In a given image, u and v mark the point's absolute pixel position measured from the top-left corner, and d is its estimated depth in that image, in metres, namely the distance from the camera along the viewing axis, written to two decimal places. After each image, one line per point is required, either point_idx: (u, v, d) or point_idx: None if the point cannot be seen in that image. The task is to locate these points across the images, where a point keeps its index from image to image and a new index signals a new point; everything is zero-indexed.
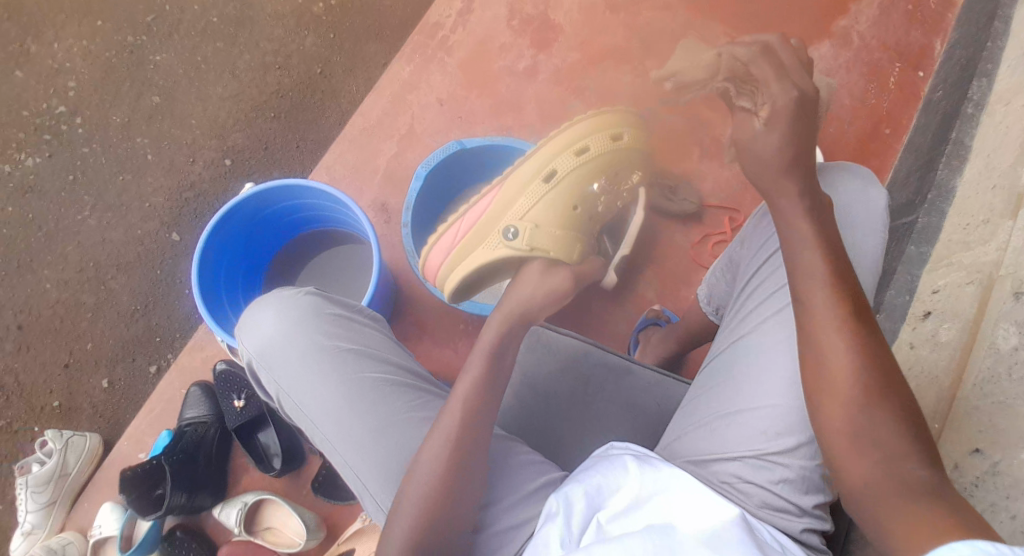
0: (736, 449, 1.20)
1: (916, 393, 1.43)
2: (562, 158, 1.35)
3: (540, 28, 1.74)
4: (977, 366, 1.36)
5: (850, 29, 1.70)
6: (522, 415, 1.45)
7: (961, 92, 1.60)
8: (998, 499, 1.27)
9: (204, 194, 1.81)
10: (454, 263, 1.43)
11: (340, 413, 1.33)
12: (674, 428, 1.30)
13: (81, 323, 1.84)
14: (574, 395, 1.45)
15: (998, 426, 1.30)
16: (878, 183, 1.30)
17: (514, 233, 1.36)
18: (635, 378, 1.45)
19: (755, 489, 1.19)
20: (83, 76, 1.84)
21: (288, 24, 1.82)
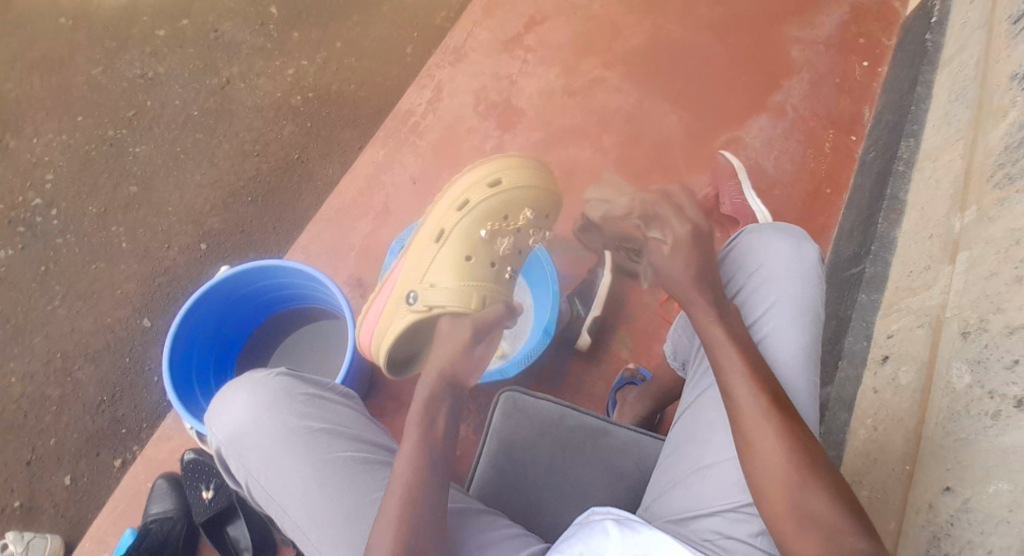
0: (712, 505, 1.30)
1: (884, 436, 1.51)
2: (444, 217, 1.50)
3: (505, 111, 1.86)
4: (936, 405, 1.44)
5: (784, 102, 1.89)
6: (499, 485, 1.45)
7: (892, 152, 1.77)
8: (973, 535, 1.31)
9: (178, 278, 1.84)
10: (377, 344, 1.51)
11: (312, 496, 1.35)
12: (653, 489, 1.38)
13: (46, 418, 1.78)
14: (552, 462, 1.45)
15: (964, 463, 1.37)
16: (811, 244, 1.40)
17: (414, 297, 1.47)
18: (612, 439, 1.47)
19: (735, 543, 1.27)
20: (61, 169, 1.91)
21: (266, 115, 1.94)
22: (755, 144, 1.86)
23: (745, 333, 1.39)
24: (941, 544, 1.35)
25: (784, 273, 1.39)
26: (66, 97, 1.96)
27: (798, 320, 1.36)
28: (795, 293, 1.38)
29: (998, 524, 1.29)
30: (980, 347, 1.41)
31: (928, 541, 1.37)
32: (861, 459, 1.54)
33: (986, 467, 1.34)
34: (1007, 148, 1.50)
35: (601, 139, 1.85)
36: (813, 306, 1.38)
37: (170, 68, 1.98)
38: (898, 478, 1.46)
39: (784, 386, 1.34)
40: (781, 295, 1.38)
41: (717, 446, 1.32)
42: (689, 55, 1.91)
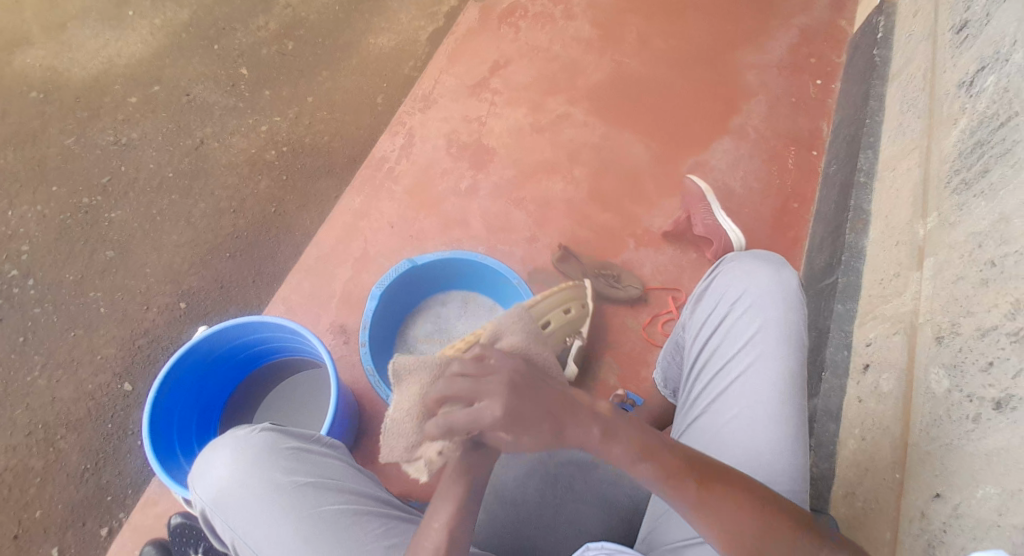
0: None
1: (874, 445, 1.54)
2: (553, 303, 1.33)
3: (475, 151, 1.90)
4: (919, 410, 1.47)
5: (744, 124, 1.95)
6: (494, 529, 1.45)
7: (853, 164, 1.83)
8: (966, 541, 1.32)
9: (158, 340, 1.83)
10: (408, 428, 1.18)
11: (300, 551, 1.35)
12: (650, 520, 1.41)
13: (30, 490, 1.74)
14: (543, 499, 1.46)
15: (950, 469, 1.39)
16: (790, 267, 1.43)
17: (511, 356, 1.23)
18: (603, 470, 1.47)
19: None
20: (37, 239, 1.92)
21: (241, 171, 1.96)
22: (720, 166, 1.92)
23: (731, 356, 1.41)
24: (936, 551, 1.36)
25: (766, 296, 1.42)
26: (40, 167, 1.98)
27: (783, 343, 1.39)
28: (779, 317, 1.41)
29: (989, 528, 1.30)
30: (955, 351, 1.44)
31: (925, 549, 1.38)
32: (853, 469, 1.57)
33: (973, 470, 1.35)
34: (961, 154, 1.56)
35: (572, 171, 1.89)
36: (797, 328, 1.41)
37: (144, 133, 2.01)
38: (890, 487, 1.48)
39: (773, 406, 1.36)
40: (766, 319, 1.41)
41: None
42: (649, 87, 1.98)
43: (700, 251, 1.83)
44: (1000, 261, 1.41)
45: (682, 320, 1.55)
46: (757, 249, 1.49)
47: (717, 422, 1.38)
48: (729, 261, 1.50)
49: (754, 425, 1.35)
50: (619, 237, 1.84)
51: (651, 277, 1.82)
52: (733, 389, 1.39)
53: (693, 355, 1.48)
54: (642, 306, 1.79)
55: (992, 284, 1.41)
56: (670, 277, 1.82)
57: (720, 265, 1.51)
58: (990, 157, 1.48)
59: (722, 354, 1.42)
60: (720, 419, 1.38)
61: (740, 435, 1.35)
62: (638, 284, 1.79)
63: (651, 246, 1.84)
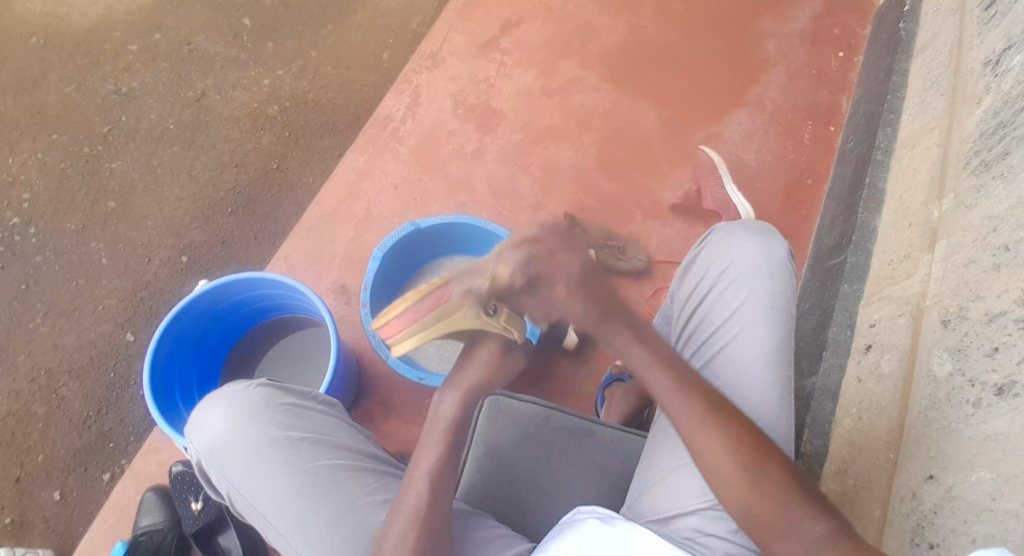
0: (692, 502, 1.30)
1: (869, 425, 1.54)
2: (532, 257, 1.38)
3: (483, 113, 1.86)
4: (919, 392, 1.46)
5: (762, 95, 1.89)
6: (484, 489, 1.46)
7: (870, 142, 1.78)
8: (957, 523, 1.33)
9: (159, 292, 1.84)
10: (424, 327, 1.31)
11: (295, 505, 1.37)
12: (636, 487, 1.39)
13: (34, 434, 1.78)
14: (536, 462, 1.48)
15: (946, 452, 1.38)
16: (780, 239, 1.40)
17: (495, 311, 1.34)
18: (595, 438, 1.50)
19: (717, 541, 1.28)
20: (38, 187, 1.90)
21: (243, 126, 1.92)
22: (734, 139, 1.87)
23: (716, 330, 1.39)
24: (925, 532, 1.37)
25: (754, 269, 1.39)
26: (40, 113, 1.95)
27: (769, 316, 1.37)
28: (767, 291, 1.38)
29: (982, 512, 1.30)
30: (960, 336, 1.42)
31: (913, 528, 1.39)
32: (846, 448, 1.57)
33: (969, 455, 1.35)
34: (981, 135, 1.51)
35: (582, 138, 1.84)
36: (784, 300, 1.38)
37: (145, 82, 1.97)
38: (882, 467, 1.48)
39: (756, 378, 1.34)
40: (751, 291, 1.38)
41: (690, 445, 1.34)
42: (664, 52, 1.91)
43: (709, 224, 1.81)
44: (1013, 246, 1.38)
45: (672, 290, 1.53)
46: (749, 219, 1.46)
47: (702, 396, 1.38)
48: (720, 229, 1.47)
49: (736, 400, 1.35)
50: (626, 208, 1.81)
51: (657, 250, 1.79)
52: (717, 362, 1.38)
53: (680, 325, 1.46)
54: (646, 279, 1.78)
55: (1004, 269, 1.38)
56: (677, 250, 1.80)
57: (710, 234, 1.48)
58: (1012, 139, 1.43)
59: (708, 326, 1.40)
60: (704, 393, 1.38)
61: None
62: (644, 256, 1.77)
63: (659, 218, 1.81)
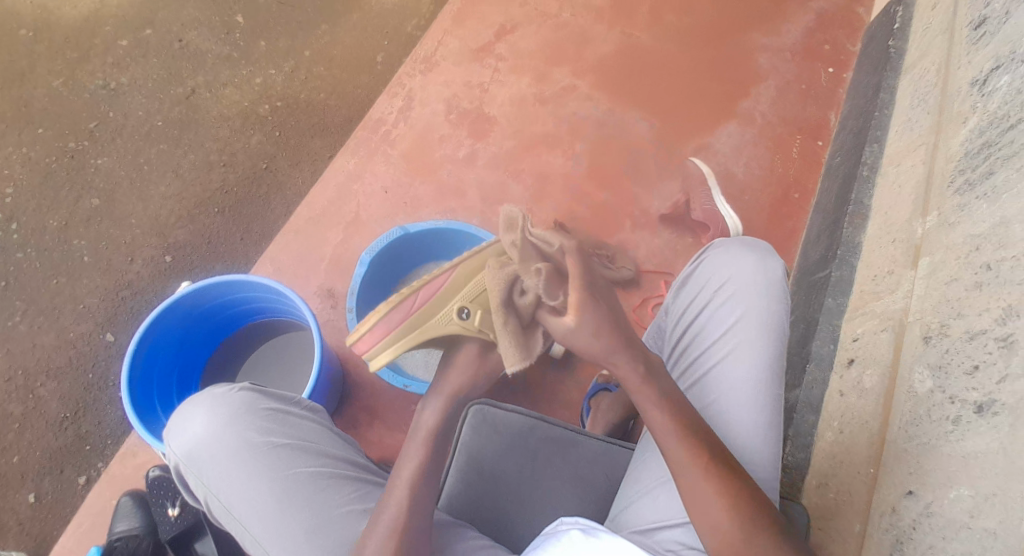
0: (675, 515, 1.33)
1: (850, 438, 1.55)
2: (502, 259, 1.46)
3: (476, 119, 1.86)
4: (900, 408, 1.48)
5: (752, 109, 1.92)
6: (468, 500, 1.46)
7: (858, 157, 1.80)
8: (935, 540, 1.35)
9: (142, 292, 1.81)
10: (397, 338, 1.41)
11: (273, 511, 1.37)
12: (621, 501, 1.41)
13: (9, 435, 1.76)
14: (521, 472, 1.47)
15: (925, 468, 1.40)
16: (777, 257, 1.43)
17: (468, 313, 1.42)
18: (582, 448, 1.49)
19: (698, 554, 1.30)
20: (21, 181, 1.87)
21: (233, 124, 1.91)
22: (724, 151, 1.89)
23: (711, 343, 1.42)
24: (904, 548, 1.39)
25: (749, 286, 1.43)
26: (26, 108, 1.92)
27: (766, 332, 1.40)
28: (763, 308, 1.41)
29: (960, 529, 1.32)
30: (941, 353, 1.44)
31: (892, 544, 1.41)
32: (827, 460, 1.59)
33: (948, 472, 1.37)
34: (967, 154, 1.53)
35: (573, 146, 1.86)
36: (781, 317, 1.41)
37: (134, 78, 1.95)
38: (862, 481, 1.50)
39: (750, 391, 1.37)
40: (749, 307, 1.41)
41: None
42: (657, 63, 1.93)
43: (697, 236, 1.83)
44: (995, 264, 1.40)
45: (666, 304, 1.56)
46: (745, 237, 1.49)
47: (696, 407, 1.41)
48: (716, 246, 1.50)
49: (730, 411, 1.38)
50: (615, 218, 1.83)
51: (644, 260, 1.82)
52: (711, 376, 1.40)
53: (675, 338, 1.49)
54: (633, 290, 1.80)
55: (986, 287, 1.40)
56: (664, 261, 1.82)
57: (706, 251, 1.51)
58: (996, 159, 1.46)
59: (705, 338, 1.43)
60: (697, 404, 1.41)
61: (719, 420, 1.38)
62: (631, 266, 1.80)
63: (647, 229, 1.83)
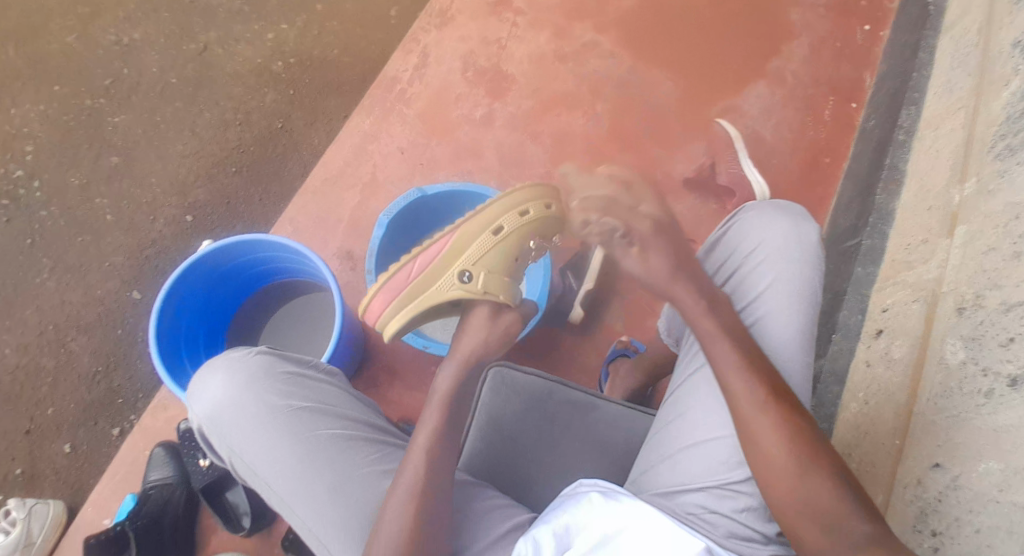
0: (699, 479, 1.31)
1: (876, 410, 1.52)
2: (508, 217, 1.44)
3: (494, 77, 1.85)
4: (931, 380, 1.43)
5: (782, 68, 1.86)
6: (490, 458, 1.47)
7: (892, 121, 1.76)
8: (961, 513, 1.31)
9: (165, 251, 1.84)
10: (403, 303, 1.44)
11: (298, 472, 1.39)
12: (642, 462, 1.39)
13: (43, 387, 1.81)
14: (541, 434, 1.48)
15: (955, 441, 1.35)
16: (812, 222, 1.37)
17: (470, 276, 1.43)
18: (601, 412, 1.50)
19: (721, 519, 1.29)
20: (41, 139, 1.91)
21: (247, 82, 1.92)
22: (752, 113, 1.84)
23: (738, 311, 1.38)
24: (928, 519, 1.35)
25: (779, 251, 1.37)
26: (42, 66, 1.95)
27: (797, 300, 1.35)
28: (794, 275, 1.36)
29: (988, 503, 1.28)
30: (975, 324, 1.39)
31: (916, 516, 1.37)
32: (851, 431, 1.55)
33: (978, 445, 1.32)
34: (1008, 118, 1.46)
35: (595, 108, 1.83)
36: (813, 284, 1.36)
37: (146, 34, 1.96)
38: (887, 452, 1.46)
39: (778, 360, 1.34)
40: (779, 273, 1.36)
41: (693, 425, 1.34)
42: (681, 19, 1.89)
43: (721, 202, 1.79)
44: None
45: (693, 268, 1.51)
46: (778, 199, 1.42)
47: None
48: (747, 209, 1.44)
49: None
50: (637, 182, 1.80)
51: None
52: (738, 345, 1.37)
53: None
54: None
55: None
56: (688, 228, 1.79)
57: (737, 214, 1.45)
58: None
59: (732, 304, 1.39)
60: None
61: None
62: None
63: (671, 194, 1.80)
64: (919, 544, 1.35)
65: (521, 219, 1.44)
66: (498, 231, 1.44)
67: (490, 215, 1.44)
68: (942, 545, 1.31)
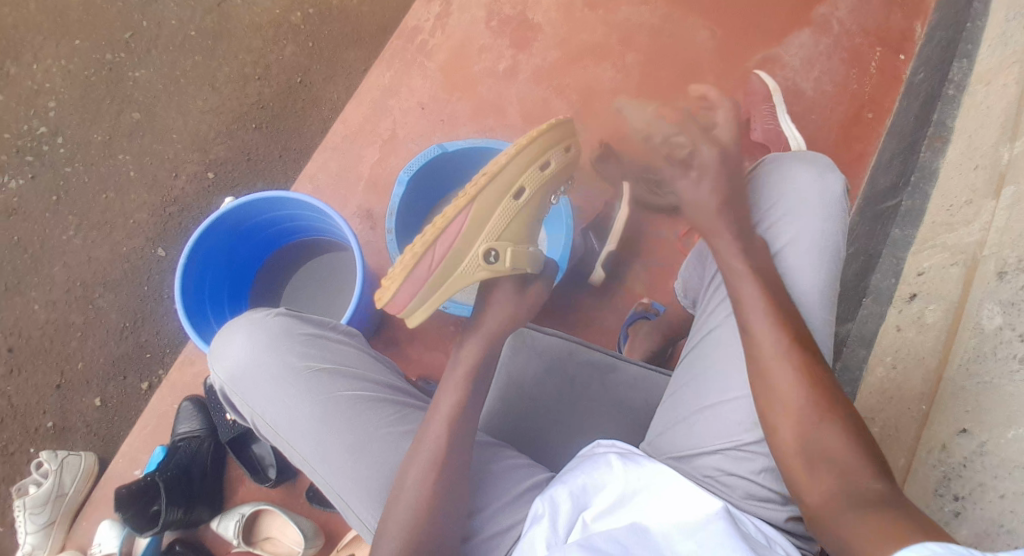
0: (714, 442, 1.26)
1: (904, 377, 1.46)
2: (529, 175, 1.31)
3: (519, 27, 1.77)
4: (963, 344, 1.39)
5: (828, 15, 1.75)
6: (507, 417, 1.45)
7: (941, 74, 1.65)
8: (985, 478, 1.30)
9: (188, 208, 1.85)
10: (429, 294, 1.30)
11: (321, 434, 1.32)
12: (657, 423, 1.34)
13: (72, 343, 1.85)
14: (561, 395, 1.45)
15: (983, 407, 1.33)
16: (837, 176, 1.31)
17: (496, 255, 1.31)
18: (620, 373, 1.47)
19: (738, 481, 1.25)
20: (63, 95, 1.90)
21: (266, 34, 1.89)
22: (793, 64, 1.75)
23: None
24: (950, 485, 1.33)
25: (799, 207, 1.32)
26: (61, 18, 1.93)
27: (817, 257, 1.29)
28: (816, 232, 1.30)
29: (1014, 469, 1.27)
30: (1016, 290, 1.35)
31: (938, 480, 1.35)
32: (875, 396, 1.50)
33: (1007, 411, 1.30)
34: None
35: (624, 58, 1.75)
36: (836, 242, 1.30)
37: None
38: (912, 418, 1.42)
39: None
40: (801, 228, 1.31)
41: (716, 387, 1.28)
42: None
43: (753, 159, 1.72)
44: None
45: None
46: (802, 152, 1.37)
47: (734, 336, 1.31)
48: (769, 163, 1.38)
49: None
50: None
51: None
52: None
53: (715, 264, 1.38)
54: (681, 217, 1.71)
55: None
56: None
57: (758, 169, 1.39)
58: None
59: None
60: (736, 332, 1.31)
61: None
62: None
63: None
64: (939, 507, 1.34)
65: (541, 173, 1.33)
66: (519, 193, 1.31)
67: (508, 178, 1.30)
68: (964, 509, 1.31)
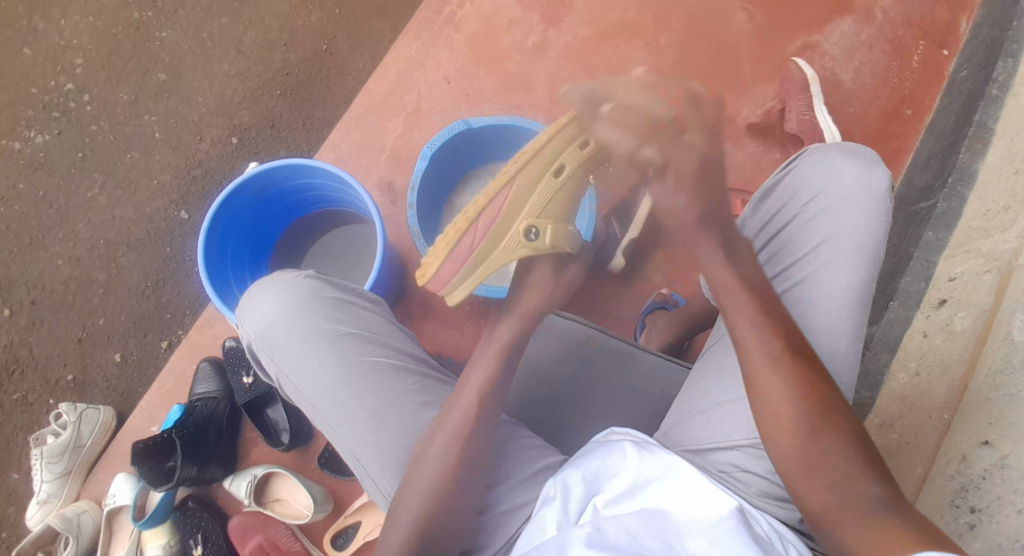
0: (732, 436, 1.22)
1: (927, 384, 1.42)
2: (569, 153, 1.30)
3: (549, 2, 1.73)
4: (990, 354, 1.35)
5: (872, 5, 1.68)
6: (522, 401, 1.43)
7: (985, 73, 1.59)
8: (1005, 492, 1.27)
9: (212, 172, 1.86)
10: (470, 272, 1.30)
11: (342, 397, 1.30)
12: (673, 416, 1.30)
13: (94, 299, 1.87)
14: (574, 380, 1.42)
15: (1008, 419, 1.29)
16: (882, 171, 1.26)
17: (536, 232, 1.30)
18: (638, 363, 1.43)
19: (754, 478, 1.20)
20: (90, 52, 1.92)
21: (293, 0, 1.89)
22: (832, 53, 1.68)
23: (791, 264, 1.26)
24: (968, 496, 1.31)
25: (838, 202, 1.26)
26: None
27: (856, 255, 1.23)
28: (855, 228, 1.24)
29: None
30: None
31: (955, 491, 1.32)
32: (895, 402, 1.45)
33: None
34: None
35: (657, 39, 1.70)
36: (877, 240, 1.24)
37: None
38: (933, 426, 1.38)
39: (829, 319, 1.22)
40: (839, 224, 1.25)
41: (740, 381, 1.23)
42: None
43: (785, 151, 1.66)
44: None
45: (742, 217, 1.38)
46: (845, 144, 1.31)
47: None
48: (809, 154, 1.31)
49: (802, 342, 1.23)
50: None
51: None
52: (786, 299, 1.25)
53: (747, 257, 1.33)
54: None
55: None
56: (746, 177, 1.67)
57: (799, 159, 1.32)
58: None
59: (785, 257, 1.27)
60: None
61: None
62: None
63: (730, 139, 1.68)
64: (954, 518, 1.31)
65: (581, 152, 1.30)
66: (558, 171, 1.31)
67: (550, 154, 1.29)
68: (980, 521, 1.28)
